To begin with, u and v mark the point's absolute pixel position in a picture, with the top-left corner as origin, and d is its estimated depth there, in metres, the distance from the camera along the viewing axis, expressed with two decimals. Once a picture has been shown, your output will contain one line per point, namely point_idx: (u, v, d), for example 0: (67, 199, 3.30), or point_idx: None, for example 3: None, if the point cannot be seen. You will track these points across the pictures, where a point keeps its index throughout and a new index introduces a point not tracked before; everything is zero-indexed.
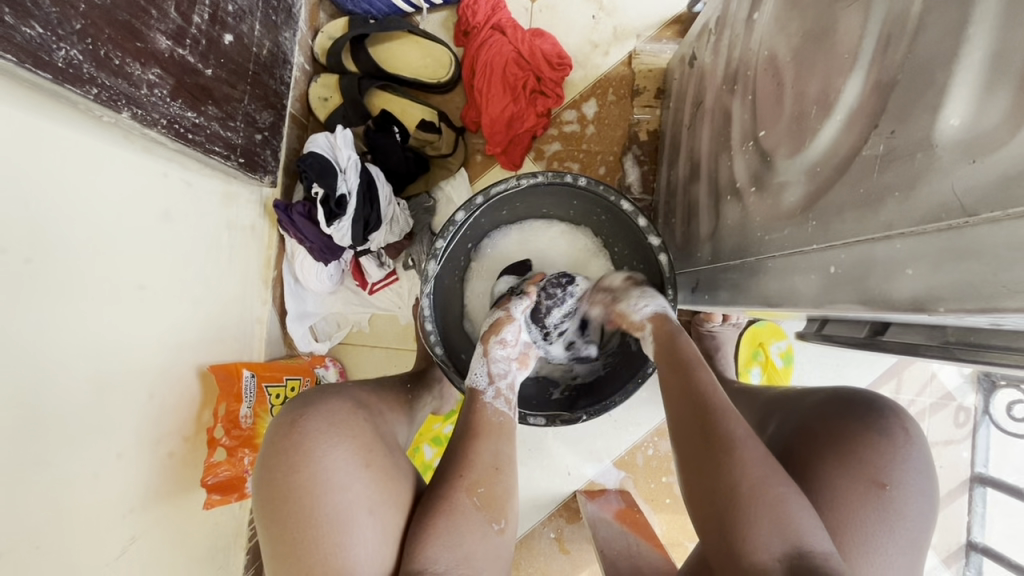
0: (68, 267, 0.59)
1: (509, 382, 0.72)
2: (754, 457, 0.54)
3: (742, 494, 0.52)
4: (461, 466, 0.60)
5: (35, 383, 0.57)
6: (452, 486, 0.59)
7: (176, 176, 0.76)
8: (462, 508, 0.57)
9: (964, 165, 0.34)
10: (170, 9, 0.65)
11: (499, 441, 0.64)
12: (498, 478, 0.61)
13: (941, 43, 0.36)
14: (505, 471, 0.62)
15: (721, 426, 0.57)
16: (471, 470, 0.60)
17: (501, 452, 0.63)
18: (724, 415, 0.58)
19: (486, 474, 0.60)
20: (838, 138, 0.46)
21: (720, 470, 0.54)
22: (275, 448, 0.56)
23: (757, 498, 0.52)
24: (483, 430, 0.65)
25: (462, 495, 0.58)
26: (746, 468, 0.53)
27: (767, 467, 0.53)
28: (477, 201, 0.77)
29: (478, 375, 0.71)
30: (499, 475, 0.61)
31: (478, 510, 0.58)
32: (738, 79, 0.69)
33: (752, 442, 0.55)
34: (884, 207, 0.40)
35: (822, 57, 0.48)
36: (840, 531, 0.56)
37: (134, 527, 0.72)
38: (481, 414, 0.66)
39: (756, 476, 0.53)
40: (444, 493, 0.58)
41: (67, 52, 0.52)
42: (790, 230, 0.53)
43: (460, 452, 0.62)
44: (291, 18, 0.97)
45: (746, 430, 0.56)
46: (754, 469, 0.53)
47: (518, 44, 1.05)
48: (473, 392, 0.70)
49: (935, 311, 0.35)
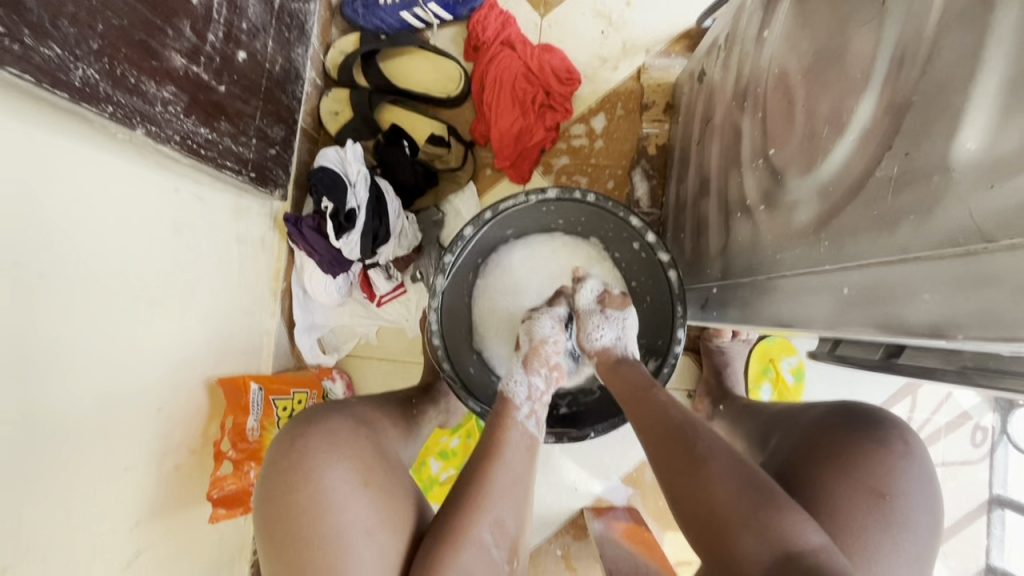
0: (81, 280, 0.60)
1: (544, 403, 0.69)
2: (726, 466, 0.55)
3: (720, 505, 0.53)
4: (475, 495, 0.57)
5: (46, 398, 0.57)
6: (465, 514, 0.56)
7: (187, 190, 0.76)
8: (473, 540, 0.54)
9: (982, 190, 0.33)
10: (186, 28, 0.66)
11: (519, 461, 0.62)
12: (512, 509, 0.58)
13: (957, 65, 0.35)
14: (518, 501, 0.59)
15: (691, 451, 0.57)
16: (487, 503, 0.57)
17: (515, 474, 0.60)
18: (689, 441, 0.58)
19: (501, 507, 0.57)
20: (850, 158, 0.46)
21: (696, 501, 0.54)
22: (275, 468, 0.56)
23: (733, 515, 0.52)
24: (503, 447, 0.62)
25: (475, 526, 0.55)
26: (721, 482, 0.54)
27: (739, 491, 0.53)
28: (486, 215, 0.78)
29: (517, 387, 0.69)
30: (510, 502, 0.58)
31: (489, 542, 0.55)
32: (748, 96, 0.69)
33: (725, 451, 0.56)
34: (899, 229, 0.39)
35: (834, 77, 0.48)
36: (842, 536, 0.53)
37: (140, 541, 0.72)
38: (501, 431, 0.63)
39: (732, 492, 0.53)
40: (455, 524, 0.55)
41: (84, 71, 0.53)
42: (802, 249, 0.52)
43: (473, 478, 0.59)
44: (304, 34, 0.98)
45: (719, 456, 0.56)
46: (727, 491, 0.53)
47: (527, 59, 1.06)
48: (506, 402, 0.67)
49: (953, 337, 0.35)
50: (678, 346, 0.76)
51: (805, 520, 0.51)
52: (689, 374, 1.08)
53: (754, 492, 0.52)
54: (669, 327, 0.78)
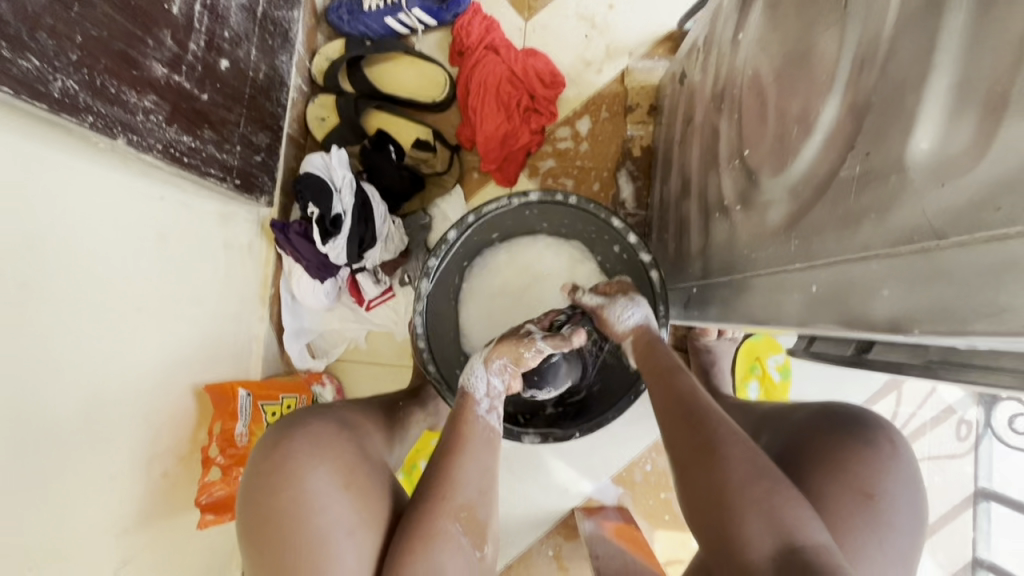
0: (65, 285, 0.61)
1: (504, 400, 0.70)
2: (740, 451, 0.54)
3: (731, 489, 0.52)
4: (444, 486, 0.59)
5: (30, 406, 0.57)
6: (433, 505, 0.58)
7: (172, 198, 0.77)
8: (446, 534, 0.56)
9: (935, 189, 0.34)
10: (167, 38, 0.67)
11: (485, 454, 0.64)
12: (481, 501, 0.61)
13: (911, 67, 0.36)
14: (483, 491, 0.62)
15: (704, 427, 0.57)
16: (454, 491, 0.59)
17: (483, 469, 0.63)
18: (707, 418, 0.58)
19: (469, 498, 0.60)
20: (817, 158, 0.47)
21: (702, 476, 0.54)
22: (258, 470, 0.56)
23: (744, 498, 0.52)
24: (467, 440, 0.64)
25: (441, 518, 0.57)
26: (733, 467, 0.53)
27: (752, 465, 0.53)
28: (469, 219, 0.79)
29: (477, 382, 0.70)
30: (477, 495, 0.61)
31: (458, 534, 0.57)
32: (725, 97, 0.70)
33: (736, 437, 0.56)
34: (861, 227, 0.40)
35: (802, 79, 0.49)
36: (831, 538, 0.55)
37: (128, 548, 0.72)
38: (466, 425, 0.65)
39: (743, 475, 0.53)
40: (423, 514, 0.57)
41: (63, 82, 0.54)
42: (775, 247, 0.53)
43: (444, 471, 0.61)
44: (289, 41, 0.99)
45: (729, 432, 0.56)
46: (736, 470, 0.53)
47: (511, 63, 1.07)
48: (466, 397, 0.68)
49: (911, 332, 0.35)
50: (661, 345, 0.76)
51: (809, 515, 0.51)
52: None
53: (765, 480, 0.52)
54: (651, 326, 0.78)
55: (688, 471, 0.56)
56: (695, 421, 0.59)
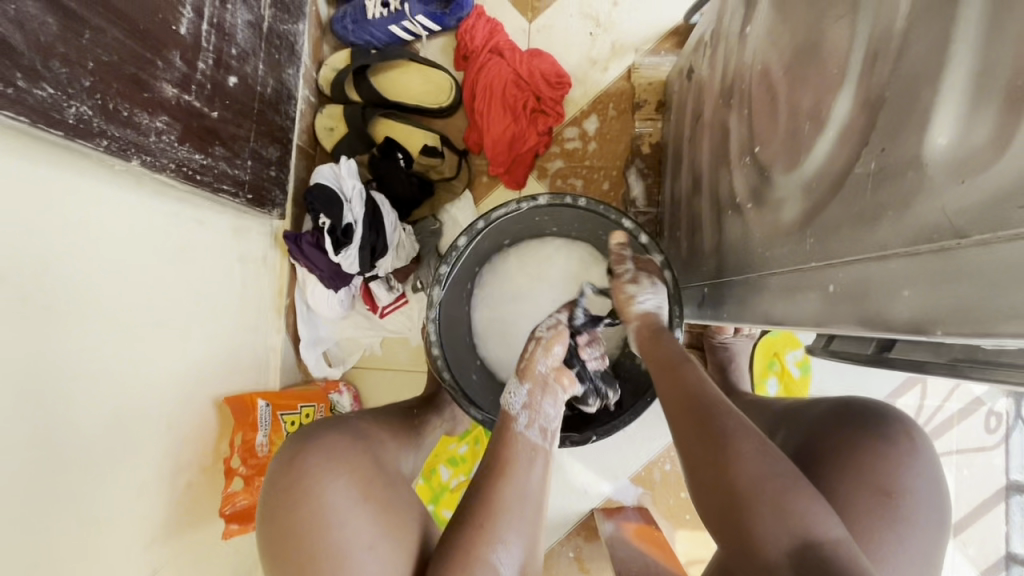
0: (87, 300, 0.62)
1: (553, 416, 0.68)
2: (750, 449, 0.53)
3: (740, 489, 0.52)
4: (483, 514, 0.57)
5: (58, 426, 0.59)
6: (472, 535, 0.56)
7: (187, 216, 0.78)
8: (482, 560, 0.54)
9: (954, 185, 0.33)
10: (176, 58, 0.68)
11: (526, 476, 0.62)
12: (518, 528, 0.58)
13: (926, 60, 0.35)
14: (529, 523, 0.59)
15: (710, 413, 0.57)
16: (495, 523, 0.57)
17: (525, 493, 0.60)
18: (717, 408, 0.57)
19: (506, 525, 0.57)
20: (830, 154, 0.46)
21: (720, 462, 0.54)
22: (274, 488, 0.57)
23: (757, 496, 0.51)
24: (510, 466, 0.62)
25: (484, 550, 0.55)
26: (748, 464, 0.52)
27: (767, 460, 0.53)
28: (479, 225, 0.78)
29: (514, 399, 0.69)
30: (520, 521, 0.58)
31: (496, 561, 0.55)
32: (734, 93, 0.69)
33: (746, 430, 0.55)
34: (879, 224, 0.39)
35: (813, 73, 0.48)
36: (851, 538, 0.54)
37: (157, 559, 0.74)
38: (507, 449, 0.63)
39: (757, 470, 0.52)
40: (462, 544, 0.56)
41: (77, 108, 0.55)
42: (790, 246, 0.52)
43: (483, 498, 0.59)
44: (295, 54, 1.00)
45: (738, 423, 0.55)
46: (753, 464, 0.52)
47: (516, 65, 1.07)
48: (506, 415, 0.67)
49: (934, 333, 0.35)
50: (677, 345, 0.76)
51: (822, 511, 0.51)
52: None
53: (777, 477, 0.52)
54: (666, 327, 0.78)
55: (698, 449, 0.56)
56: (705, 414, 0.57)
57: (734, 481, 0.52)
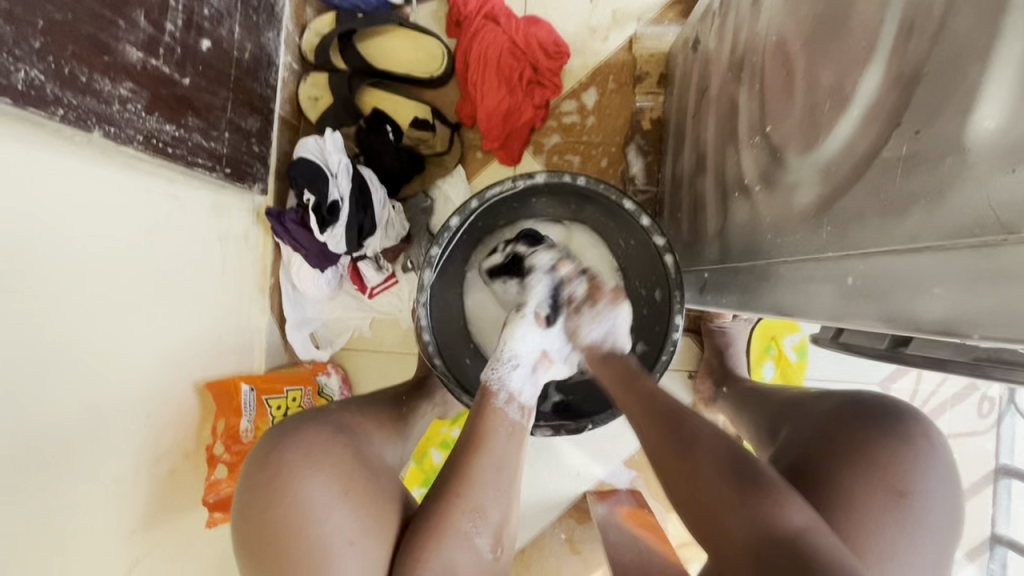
0: (60, 292, 0.59)
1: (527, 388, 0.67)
2: (707, 452, 0.54)
3: (700, 488, 0.53)
4: (458, 483, 0.57)
5: (27, 417, 0.56)
6: (446, 508, 0.55)
7: (160, 190, 0.73)
8: (456, 529, 0.55)
9: (1001, 175, 0.30)
10: (140, 18, 0.62)
11: (505, 451, 0.60)
12: (494, 500, 0.57)
13: (974, 33, 0.32)
14: (505, 496, 0.58)
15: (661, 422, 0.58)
16: (467, 491, 0.56)
17: (502, 466, 0.59)
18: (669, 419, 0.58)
19: (484, 494, 0.57)
20: (853, 136, 0.42)
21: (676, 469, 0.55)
22: (251, 484, 0.55)
23: (718, 496, 0.52)
24: (488, 439, 0.60)
25: (455, 517, 0.55)
26: (702, 466, 0.54)
27: (725, 464, 0.53)
28: (472, 205, 0.74)
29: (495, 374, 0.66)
30: (495, 493, 0.57)
31: (472, 533, 0.55)
32: (744, 66, 0.64)
33: (702, 435, 0.56)
34: (909, 215, 0.36)
35: (835, 47, 0.44)
36: (856, 537, 0.52)
37: (137, 549, 0.71)
38: (486, 422, 0.61)
39: (710, 476, 0.53)
40: (437, 514, 0.55)
41: (27, 73, 0.49)
42: (803, 234, 0.49)
43: (458, 470, 0.58)
44: (274, 17, 0.93)
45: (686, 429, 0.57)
46: (707, 467, 0.53)
47: (512, 33, 1.01)
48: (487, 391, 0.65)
49: (971, 335, 0.32)
50: (675, 332, 0.73)
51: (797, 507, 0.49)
52: (690, 356, 1.06)
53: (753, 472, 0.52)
54: (665, 314, 0.75)
55: (661, 450, 0.57)
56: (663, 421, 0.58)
57: (695, 482, 0.53)
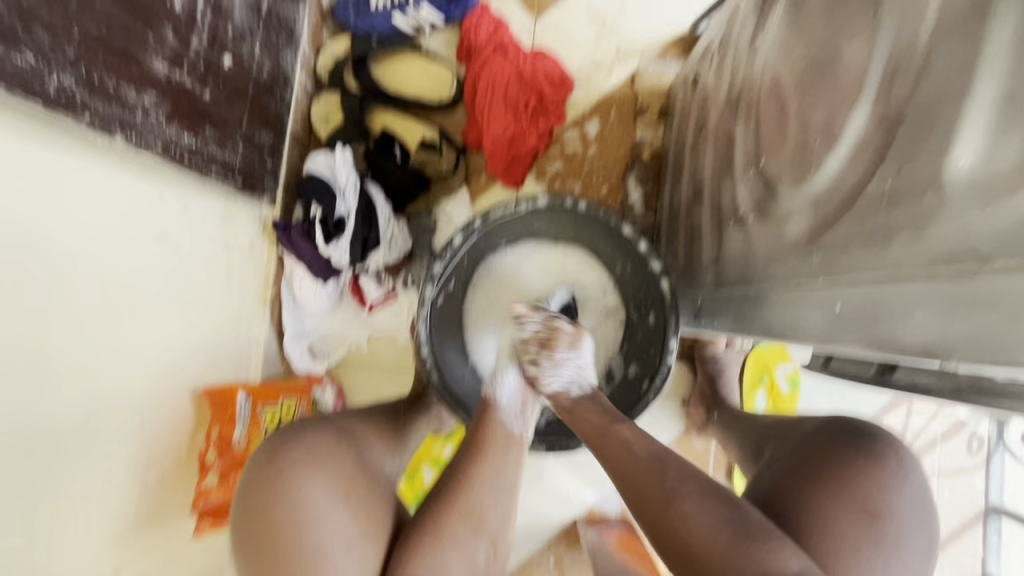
0: (68, 291, 0.60)
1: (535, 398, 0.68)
2: (693, 503, 0.52)
3: (695, 547, 0.50)
4: (458, 486, 0.57)
5: (26, 415, 0.56)
6: (446, 508, 0.56)
7: (173, 198, 0.75)
8: (454, 534, 0.54)
9: (976, 210, 0.32)
10: (168, 33, 0.65)
11: (505, 459, 0.60)
12: (492, 506, 0.57)
13: (952, 80, 0.34)
14: (505, 503, 0.58)
15: (640, 472, 0.55)
16: (470, 492, 0.57)
17: (501, 474, 0.59)
18: (643, 463, 0.56)
19: (482, 501, 0.57)
20: (842, 170, 0.44)
21: (666, 521, 0.52)
22: (252, 482, 0.55)
23: (713, 557, 0.49)
24: (489, 448, 0.60)
25: (455, 521, 0.55)
26: (693, 521, 0.51)
27: (715, 517, 0.51)
28: (476, 225, 0.78)
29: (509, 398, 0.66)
30: (495, 500, 0.57)
31: (468, 538, 0.55)
32: (741, 104, 0.67)
33: (690, 483, 0.54)
34: (892, 246, 0.38)
35: (826, 89, 0.47)
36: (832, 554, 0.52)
37: (122, 556, 0.70)
38: (489, 432, 0.62)
39: (707, 532, 0.50)
40: (437, 517, 0.55)
41: (60, 80, 0.52)
42: (794, 262, 0.51)
43: (460, 475, 0.58)
44: (293, 38, 0.97)
45: (677, 475, 0.54)
46: (696, 521, 0.51)
47: (520, 64, 1.05)
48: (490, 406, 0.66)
49: (951, 360, 0.34)
50: (670, 357, 0.76)
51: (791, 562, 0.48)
52: (684, 381, 1.07)
53: (727, 524, 0.50)
54: (660, 339, 0.78)
55: (643, 499, 0.54)
56: (649, 467, 0.55)
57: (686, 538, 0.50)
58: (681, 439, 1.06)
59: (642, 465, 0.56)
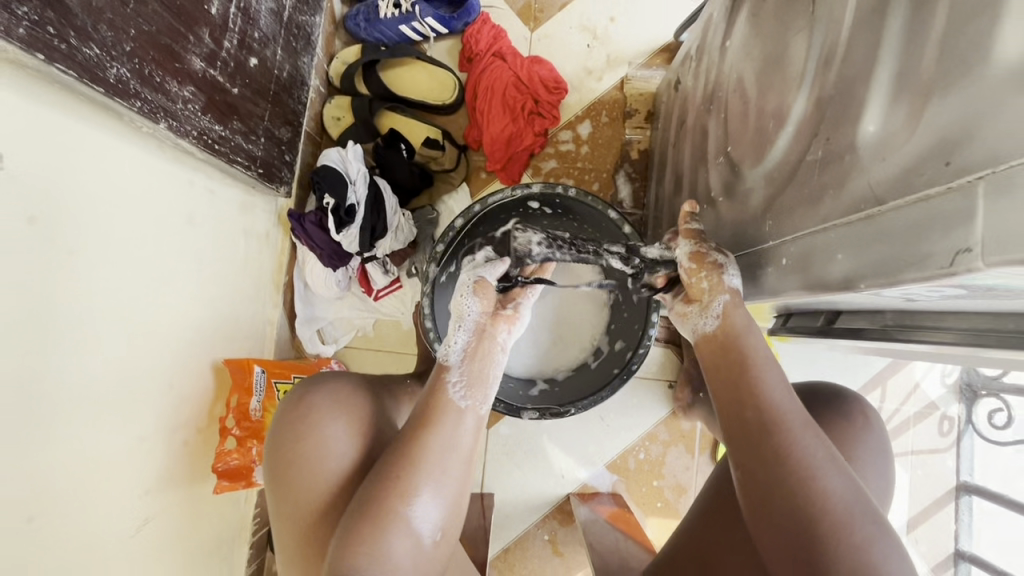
0: (112, 259, 0.67)
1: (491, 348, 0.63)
2: (801, 434, 0.52)
3: (800, 469, 0.50)
4: (403, 461, 0.54)
5: (74, 365, 0.63)
6: (387, 485, 0.53)
7: (201, 183, 0.83)
8: (393, 513, 0.52)
9: (879, 164, 0.40)
10: (205, 35, 0.73)
11: (456, 434, 0.57)
12: (438, 482, 0.55)
13: (863, 63, 0.42)
14: (451, 481, 0.55)
15: (755, 398, 0.54)
16: (415, 471, 0.54)
17: (454, 447, 0.56)
18: (762, 393, 0.54)
19: (426, 475, 0.54)
20: (789, 146, 0.52)
21: (774, 449, 0.51)
22: (285, 419, 0.62)
23: (815, 486, 0.49)
24: (435, 421, 0.56)
25: (398, 500, 0.53)
26: (805, 448, 0.51)
27: (821, 448, 0.51)
28: (475, 208, 0.84)
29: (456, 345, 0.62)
30: (441, 478, 0.55)
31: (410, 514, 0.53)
32: (713, 99, 0.76)
33: (801, 418, 0.53)
34: (823, 202, 0.46)
35: (777, 79, 0.55)
36: None
37: (149, 508, 0.77)
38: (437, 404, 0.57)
39: (806, 459, 0.50)
40: (374, 495, 0.53)
41: (118, 70, 0.60)
42: (754, 230, 0.59)
43: (406, 449, 0.55)
44: (310, 45, 1.06)
45: (791, 408, 0.54)
46: (806, 450, 0.51)
47: (517, 69, 1.14)
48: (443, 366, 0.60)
49: (859, 287, 0.41)
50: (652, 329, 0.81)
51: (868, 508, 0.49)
52: (671, 364, 1.14)
53: (823, 458, 0.51)
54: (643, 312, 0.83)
55: (758, 425, 0.53)
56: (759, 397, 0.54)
57: (787, 462, 0.50)
58: (668, 420, 1.13)
59: (763, 396, 0.54)
